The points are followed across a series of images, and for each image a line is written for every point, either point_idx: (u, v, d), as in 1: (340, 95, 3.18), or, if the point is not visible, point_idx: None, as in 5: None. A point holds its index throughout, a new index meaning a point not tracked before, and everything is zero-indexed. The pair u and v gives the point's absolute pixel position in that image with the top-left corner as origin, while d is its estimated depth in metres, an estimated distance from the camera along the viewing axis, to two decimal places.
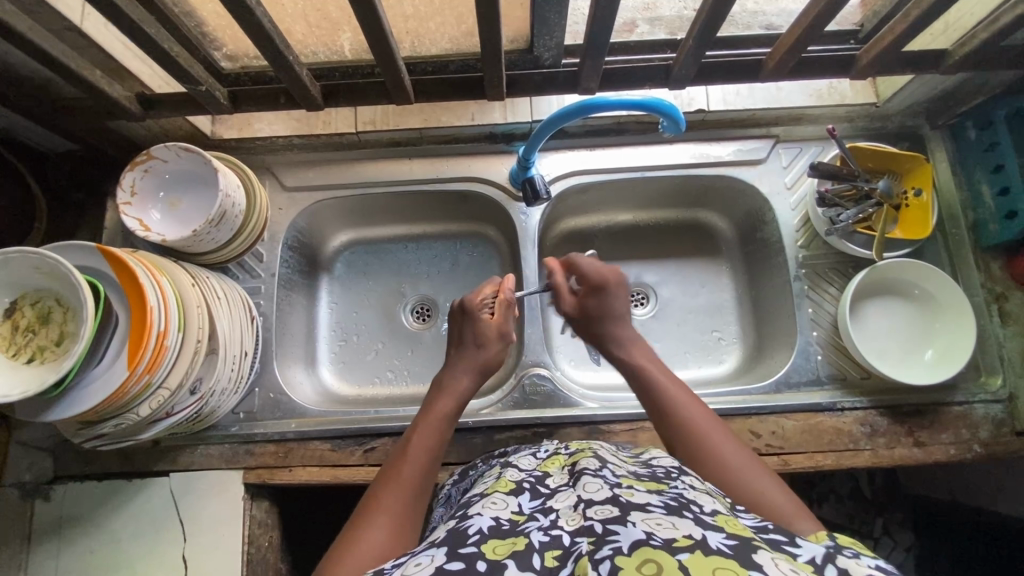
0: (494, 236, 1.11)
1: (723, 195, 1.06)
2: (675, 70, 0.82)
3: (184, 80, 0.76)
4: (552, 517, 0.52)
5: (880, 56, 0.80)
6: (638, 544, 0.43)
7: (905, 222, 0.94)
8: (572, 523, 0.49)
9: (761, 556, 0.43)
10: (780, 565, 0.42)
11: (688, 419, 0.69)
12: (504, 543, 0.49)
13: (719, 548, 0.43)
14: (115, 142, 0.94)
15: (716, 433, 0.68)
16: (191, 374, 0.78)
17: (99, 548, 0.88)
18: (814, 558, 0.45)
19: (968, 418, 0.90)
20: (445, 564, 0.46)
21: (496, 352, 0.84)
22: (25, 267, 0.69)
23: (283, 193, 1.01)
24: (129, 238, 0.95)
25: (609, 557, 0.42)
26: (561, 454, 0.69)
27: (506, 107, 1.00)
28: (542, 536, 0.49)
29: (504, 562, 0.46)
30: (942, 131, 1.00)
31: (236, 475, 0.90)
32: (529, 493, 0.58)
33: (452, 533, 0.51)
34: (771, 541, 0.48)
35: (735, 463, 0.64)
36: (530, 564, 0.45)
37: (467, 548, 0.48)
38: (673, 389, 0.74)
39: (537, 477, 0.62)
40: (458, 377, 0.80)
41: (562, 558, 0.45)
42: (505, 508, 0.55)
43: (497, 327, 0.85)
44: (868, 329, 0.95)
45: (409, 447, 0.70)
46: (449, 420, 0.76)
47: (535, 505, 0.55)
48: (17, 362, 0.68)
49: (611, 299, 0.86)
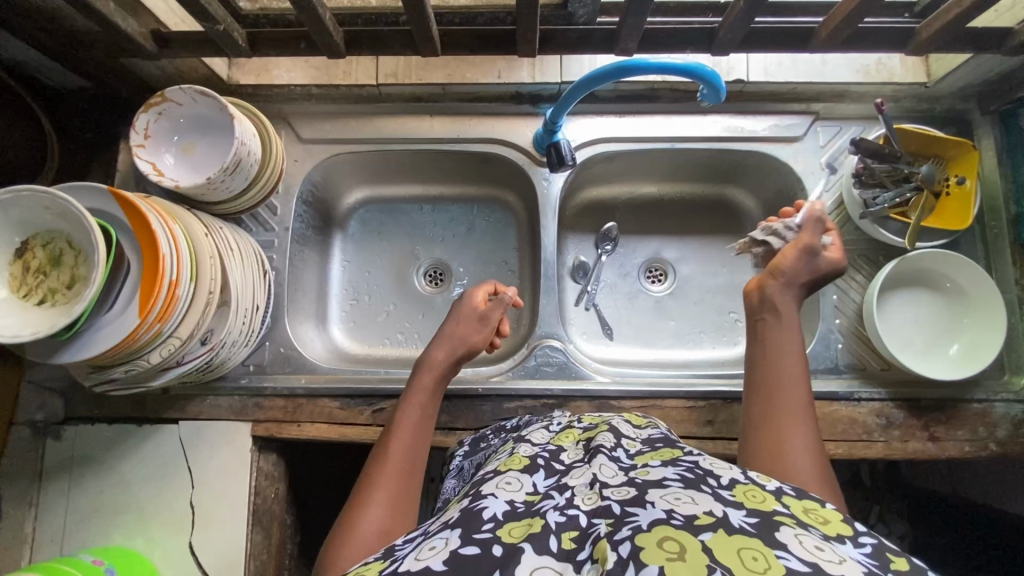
0: (511, 201, 1.08)
1: (754, 172, 1.02)
2: (720, 34, 0.77)
3: (202, 18, 0.72)
4: (568, 496, 0.51)
5: (942, 31, 0.75)
6: (657, 522, 0.43)
7: (942, 212, 0.89)
8: (589, 503, 0.49)
9: (784, 534, 0.42)
10: (804, 542, 0.41)
11: (783, 376, 0.68)
12: (520, 525, 0.48)
13: (741, 527, 0.43)
14: (128, 80, 0.90)
15: (797, 419, 0.65)
16: (203, 324, 0.77)
17: (107, 489, 0.89)
18: (843, 511, 0.48)
19: (987, 416, 0.88)
20: (461, 548, 0.45)
21: (477, 334, 0.84)
22: (35, 206, 0.67)
23: (299, 144, 0.98)
24: (141, 182, 0.93)
25: (629, 538, 0.42)
26: (576, 429, 0.68)
27: (535, 65, 0.95)
28: (558, 516, 0.48)
29: (521, 545, 0.45)
30: (993, 116, 0.94)
31: (245, 426, 0.90)
32: (544, 471, 0.57)
33: (465, 514, 0.49)
34: (798, 492, 0.50)
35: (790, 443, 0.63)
36: (547, 548, 0.44)
37: (482, 534, 0.46)
38: (782, 351, 0.70)
39: (551, 453, 0.61)
40: (431, 351, 0.81)
41: (580, 541, 0.45)
42: (520, 490, 0.53)
43: (480, 312, 0.85)
44: (893, 320, 0.92)
45: (396, 428, 0.73)
46: (433, 395, 0.78)
47: (551, 484, 0.54)
48: (28, 304, 0.67)
49: (809, 277, 0.75)
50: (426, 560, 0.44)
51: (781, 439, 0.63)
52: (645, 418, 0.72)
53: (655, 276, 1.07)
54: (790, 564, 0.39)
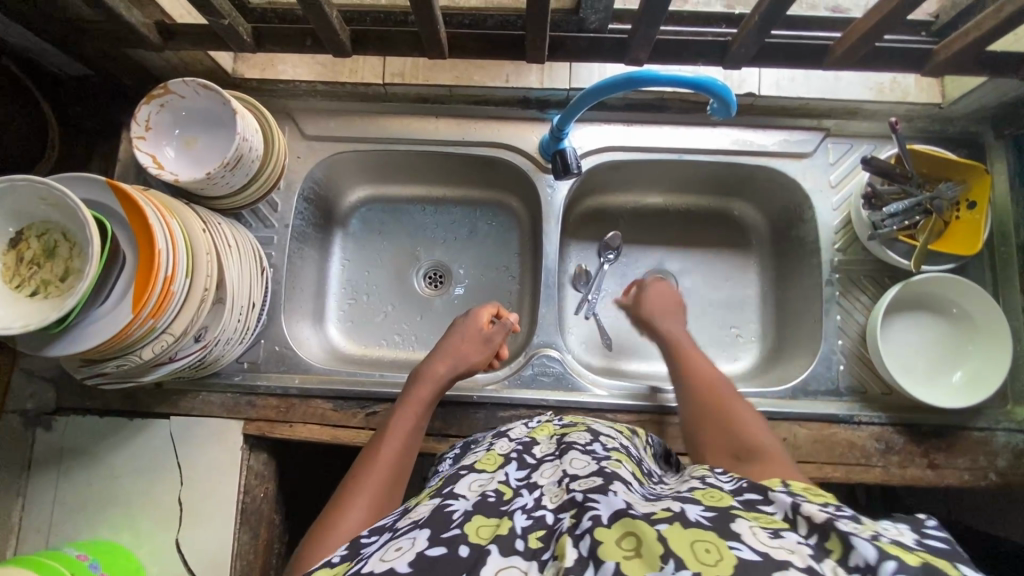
0: (515, 207, 1.07)
1: (761, 187, 1.01)
2: (732, 48, 0.76)
3: (206, 12, 0.70)
4: (537, 494, 0.51)
5: (959, 54, 0.73)
6: (618, 514, 0.43)
7: (950, 237, 0.87)
8: (554, 500, 0.49)
9: (739, 525, 0.42)
10: (757, 533, 0.41)
11: (699, 368, 0.78)
12: (487, 524, 0.47)
13: (698, 520, 0.43)
14: (131, 70, 0.89)
15: (719, 385, 0.75)
16: (197, 321, 0.76)
17: (95, 482, 0.88)
18: (785, 513, 0.46)
19: (988, 445, 0.87)
20: (427, 549, 0.44)
21: (479, 354, 0.85)
22: (30, 197, 0.66)
23: (302, 141, 0.97)
24: (141, 173, 0.92)
25: (589, 532, 0.42)
26: (552, 425, 0.69)
27: (544, 71, 0.94)
28: (525, 518, 0.47)
29: (488, 546, 0.44)
30: (1006, 140, 0.93)
31: (236, 425, 0.89)
32: (516, 464, 0.58)
33: (435, 514, 0.49)
34: (747, 505, 0.48)
35: (728, 410, 0.71)
36: (513, 548, 0.44)
37: (450, 531, 0.46)
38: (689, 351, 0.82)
39: (525, 445, 0.62)
40: (433, 364, 0.82)
41: (546, 539, 0.44)
42: (491, 482, 0.54)
43: (484, 332, 0.86)
44: (895, 343, 0.91)
45: (388, 432, 0.73)
46: (428, 406, 0.78)
47: (521, 478, 0.55)
48: (20, 295, 0.66)
49: (665, 295, 0.92)
50: (391, 561, 0.43)
51: (714, 400, 0.73)
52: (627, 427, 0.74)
53: None
54: (743, 553, 0.39)
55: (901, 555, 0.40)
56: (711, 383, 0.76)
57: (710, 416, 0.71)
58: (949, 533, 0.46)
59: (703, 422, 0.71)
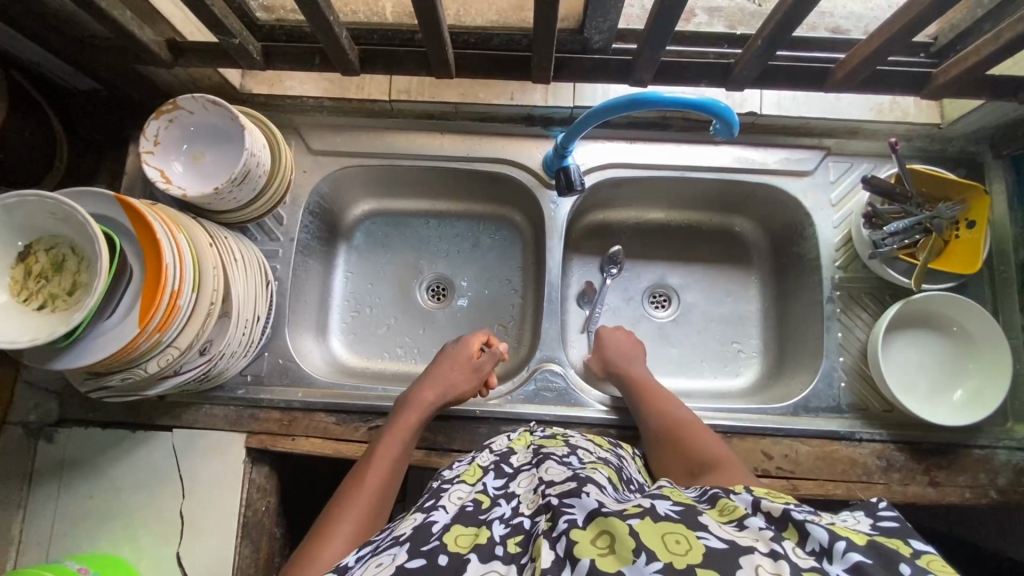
0: (519, 221, 1.07)
1: (762, 204, 1.02)
2: (736, 70, 0.77)
3: (219, 31, 0.72)
4: (513, 504, 0.56)
5: (958, 77, 0.74)
6: (592, 515, 0.48)
7: (950, 256, 0.88)
8: (530, 507, 0.54)
9: (705, 518, 0.48)
10: (723, 526, 0.47)
11: (662, 402, 0.84)
12: (466, 534, 0.52)
13: (666, 514, 0.49)
14: (140, 84, 0.90)
15: (679, 415, 0.82)
16: (203, 335, 0.76)
17: (96, 495, 0.88)
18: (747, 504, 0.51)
19: (988, 463, 0.87)
20: (407, 562, 0.48)
21: (468, 382, 0.86)
22: (40, 212, 0.67)
23: (308, 155, 0.98)
24: (147, 186, 0.93)
25: (565, 533, 0.47)
26: (532, 435, 0.75)
27: (549, 89, 0.96)
28: (502, 527, 0.52)
29: (468, 555, 0.49)
30: (1003, 161, 0.94)
31: (238, 438, 0.89)
32: (494, 473, 0.63)
33: (418, 528, 0.53)
34: (712, 499, 0.54)
35: (691, 436, 0.78)
36: (493, 554, 0.49)
37: (430, 545, 0.50)
38: (650, 385, 0.87)
39: (503, 456, 0.68)
40: (421, 390, 0.83)
41: (524, 544, 0.50)
42: (471, 494, 0.59)
43: (475, 361, 0.88)
44: (897, 362, 0.91)
45: (375, 456, 0.75)
46: (416, 432, 0.80)
47: (499, 487, 0.60)
48: (28, 308, 0.67)
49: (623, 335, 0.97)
50: None
51: (677, 430, 0.79)
52: (610, 440, 0.80)
53: (659, 302, 1.06)
54: (709, 542, 0.44)
55: (847, 535, 0.47)
56: (674, 413, 0.82)
57: (678, 445, 0.77)
58: (899, 512, 0.51)
59: (674, 449, 0.77)
